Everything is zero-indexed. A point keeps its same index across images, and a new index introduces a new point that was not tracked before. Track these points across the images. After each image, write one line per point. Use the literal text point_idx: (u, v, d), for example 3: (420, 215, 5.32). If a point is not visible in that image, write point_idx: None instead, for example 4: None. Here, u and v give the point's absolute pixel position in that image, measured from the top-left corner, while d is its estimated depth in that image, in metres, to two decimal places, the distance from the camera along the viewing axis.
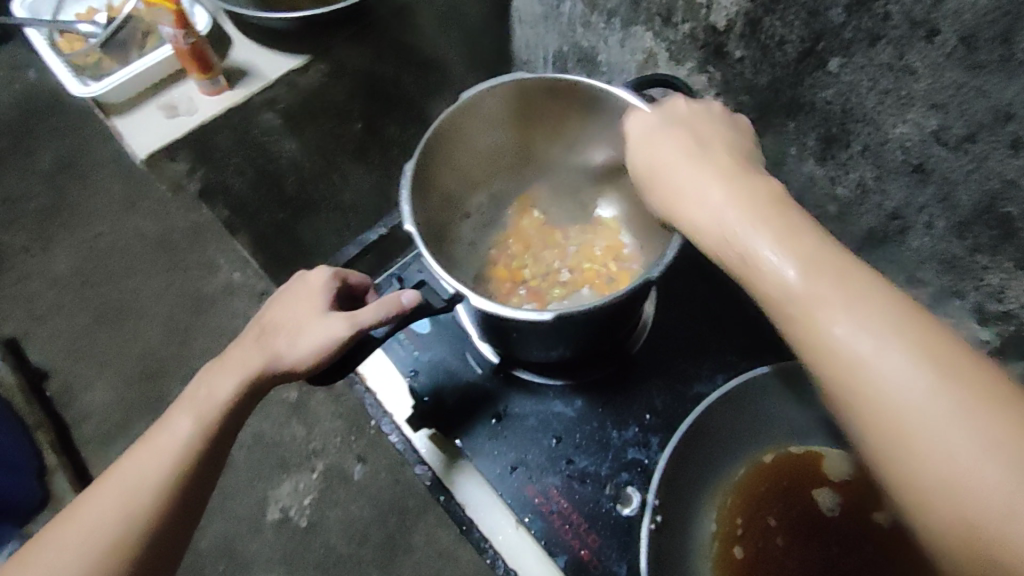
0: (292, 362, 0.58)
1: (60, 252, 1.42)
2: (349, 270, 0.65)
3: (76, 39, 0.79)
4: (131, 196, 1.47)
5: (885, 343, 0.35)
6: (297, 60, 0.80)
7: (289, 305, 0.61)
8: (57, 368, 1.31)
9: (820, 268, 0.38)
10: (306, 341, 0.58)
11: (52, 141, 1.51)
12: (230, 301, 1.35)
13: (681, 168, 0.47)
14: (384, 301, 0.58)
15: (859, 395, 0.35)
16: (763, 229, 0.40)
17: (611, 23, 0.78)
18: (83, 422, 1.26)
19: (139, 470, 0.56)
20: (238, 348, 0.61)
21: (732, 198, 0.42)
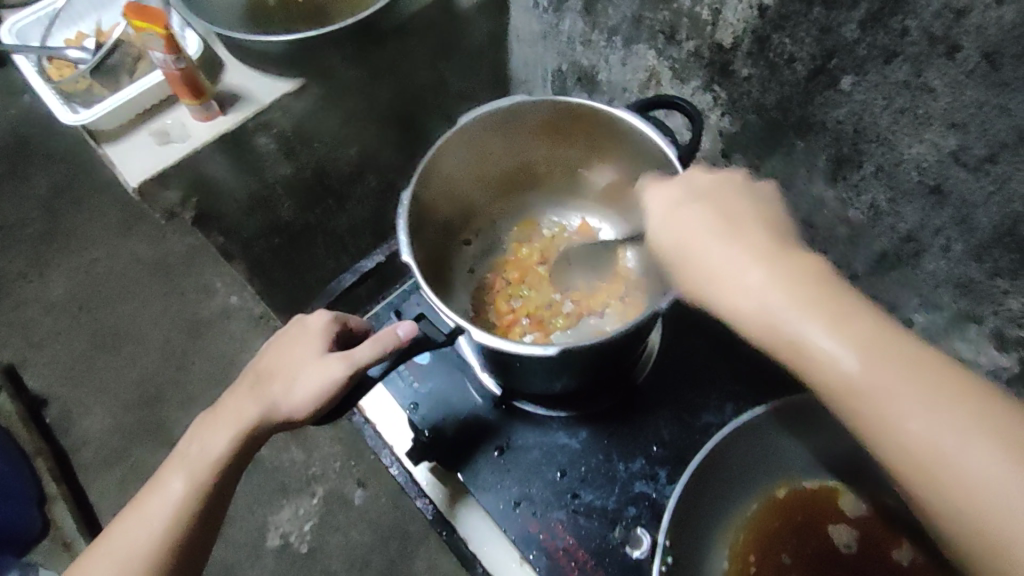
0: (295, 412, 0.57)
1: (58, 277, 1.40)
2: (350, 315, 0.63)
3: (64, 65, 0.77)
4: (126, 220, 1.45)
5: (955, 428, 0.35)
6: (291, 83, 0.76)
7: (285, 350, 0.59)
8: (55, 395, 1.29)
9: (876, 354, 0.38)
10: (306, 388, 0.56)
11: (49, 166, 1.50)
12: (228, 325, 1.34)
13: (711, 238, 0.45)
14: (381, 338, 0.56)
15: (936, 481, 0.36)
16: (812, 311, 0.40)
17: (612, 41, 0.76)
18: (80, 449, 1.24)
19: (135, 537, 0.56)
20: (231, 398, 0.60)
21: (773, 279, 0.41)
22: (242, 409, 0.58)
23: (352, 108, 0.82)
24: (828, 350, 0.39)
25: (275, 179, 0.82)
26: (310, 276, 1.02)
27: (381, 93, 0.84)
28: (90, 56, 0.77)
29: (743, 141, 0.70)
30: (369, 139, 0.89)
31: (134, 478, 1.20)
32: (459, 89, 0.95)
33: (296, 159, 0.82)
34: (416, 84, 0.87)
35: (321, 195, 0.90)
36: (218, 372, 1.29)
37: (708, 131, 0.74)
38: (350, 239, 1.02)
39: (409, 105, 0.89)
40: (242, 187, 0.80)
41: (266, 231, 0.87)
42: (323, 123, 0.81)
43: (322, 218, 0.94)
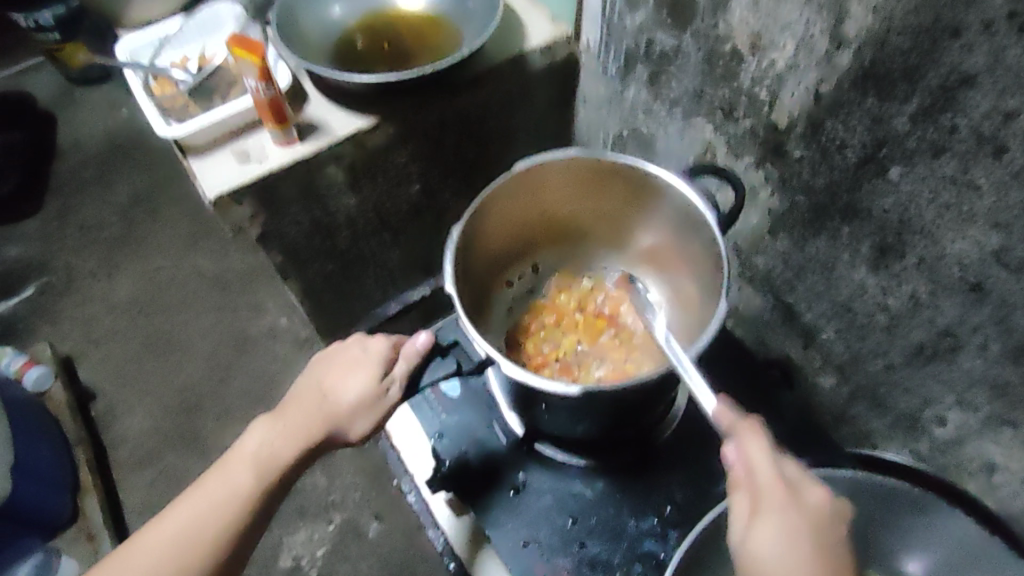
0: (350, 427, 0.62)
1: (125, 280, 1.48)
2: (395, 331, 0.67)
3: (167, 83, 0.84)
4: (194, 234, 1.54)
5: None
6: (363, 120, 0.82)
7: (331, 365, 0.64)
8: (103, 391, 1.35)
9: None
10: (358, 405, 0.61)
11: (132, 177, 1.59)
12: (272, 344, 1.39)
13: (772, 497, 0.47)
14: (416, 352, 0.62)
15: None
16: (773, 525, 0.47)
17: (671, 112, 0.80)
18: (117, 446, 1.29)
19: (196, 522, 0.60)
20: (294, 406, 0.63)
21: (755, 486, 0.48)
22: (297, 419, 0.63)
23: (418, 151, 0.88)
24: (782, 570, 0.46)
25: (338, 208, 0.88)
26: (358, 305, 1.06)
27: (447, 138, 0.90)
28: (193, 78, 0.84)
29: (789, 220, 0.71)
30: (430, 181, 0.94)
31: (162, 480, 1.25)
32: (522, 145, 1.00)
33: (359, 192, 0.88)
34: (480, 134, 0.93)
35: (378, 230, 0.95)
36: (258, 390, 1.34)
37: (756, 208, 0.76)
38: (401, 274, 1.06)
39: (472, 153, 0.95)
40: (307, 213, 0.85)
41: (322, 256, 0.92)
42: (389, 161, 0.87)
43: (376, 251, 0.99)
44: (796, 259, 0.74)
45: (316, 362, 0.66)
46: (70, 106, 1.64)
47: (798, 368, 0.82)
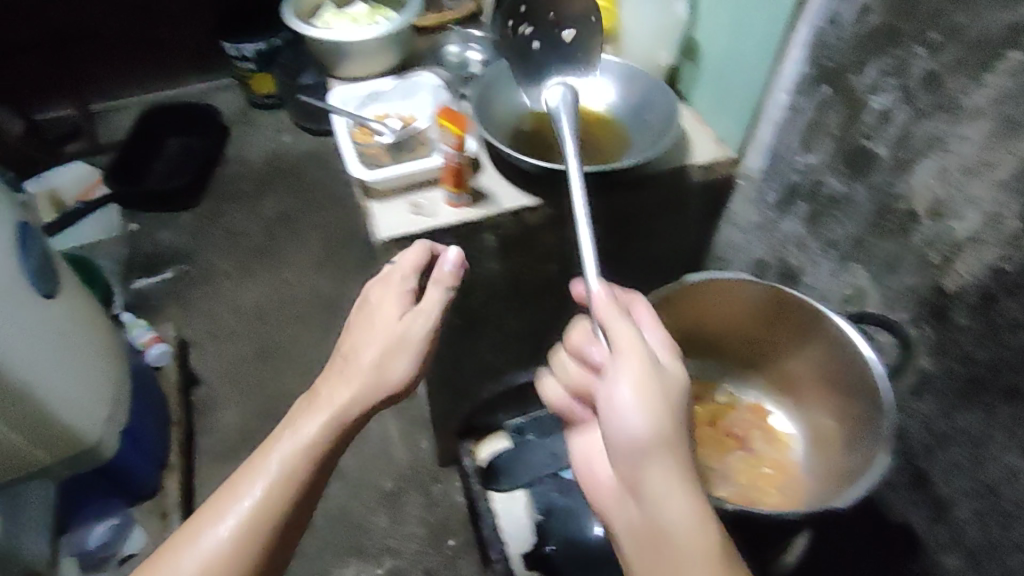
0: (396, 376, 0.69)
1: (254, 286, 1.58)
2: (415, 260, 0.75)
3: (367, 132, 0.92)
4: (322, 259, 1.62)
5: (696, 522, 0.46)
6: (531, 200, 0.88)
7: (363, 331, 0.72)
8: (207, 381, 1.43)
9: (661, 423, 0.47)
10: (401, 352, 0.70)
11: (282, 196, 1.71)
12: None
13: (618, 347, 0.51)
14: (442, 283, 0.73)
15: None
16: (638, 380, 0.49)
17: (827, 252, 0.82)
18: (205, 437, 1.35)
19: (247, 505, 0.62)
20: (327, 385, 0.69)
21: (627, 358, 0.50)
22: (336, 390, 0.69)
23: (569, 237, 0.94)
24: (638, 418, 0.47)
25: (481, 272, 0.93)
26: (470, 364, 1.09)
27: (597, 233, 0.95)
28: (389, 132, 0.91)
29: (939, 386, 0.70)
30: (569, 266, 0.99)
31: None
32: (663, 253, 1.04)
33: (507, 259, 0.93)
34: (628, 233, 0.97)
35: (509, 296, 0.99)
36: None
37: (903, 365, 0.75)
38: (516, 343, 1.10)
39: (616, 248, 0.99)
40: None
41: (453, 310, 0.97)
42: (540, 241, 0.93)
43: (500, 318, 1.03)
44: (940, 426, 0.72)
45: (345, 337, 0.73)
46: (242, 122, 1.81)
47: (920, 541, 0.78)
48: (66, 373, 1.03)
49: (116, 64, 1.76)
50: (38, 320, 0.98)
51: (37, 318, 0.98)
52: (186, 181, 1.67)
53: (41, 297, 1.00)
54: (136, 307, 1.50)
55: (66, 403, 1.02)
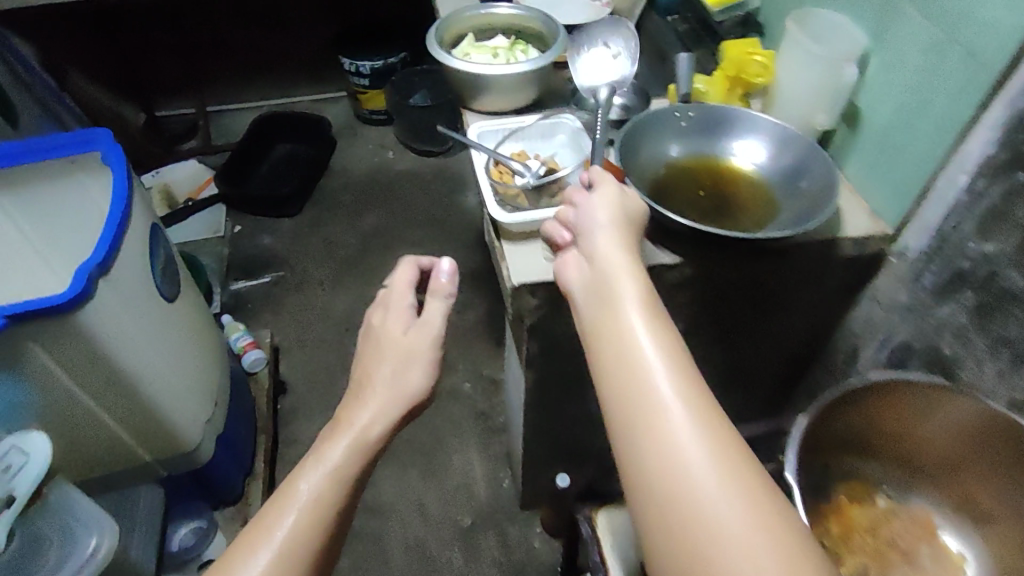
0: (412, 387, 0.75)
1: (344, 297, 1.55)
2: (406, 283, 0.86)
3: (506, 172, 0.90)
4: None
5: (643, 300, 0.55)
6: (670, 258, 0.84)
7: (375, 357, 0.79)
8: (295, 390, 1.42)
9: (622, 235, 0.62)
10: (414, 364, 0.77)
11: (381, 211, 1.68)
12: (452, 408, 1.41)
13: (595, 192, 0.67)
14: (438, 295, 0.83)
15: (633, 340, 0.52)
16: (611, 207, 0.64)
17: (995, 350, 0.76)
18: (289, 447, 1.34)
19: (280, 534, 0.59)
20: (350, 405, 0.73)
21: (608, 199, 0.65)
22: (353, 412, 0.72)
23: (702, 297, 0.90)
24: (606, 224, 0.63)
25: None
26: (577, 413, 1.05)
27: (733, 296, 0.91)
28: (528, 173, 0.89)
29: None
30: (695, 325, 0.95)
31: None
32: (794, 325, 0.99)
33: None
34: (763, 300, 0.93)
35: None
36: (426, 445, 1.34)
37: None
38: None
39: (747, 314, 0.95)
40: None
41: (571, 357, 0.93)
42: (672, 298, 0.89)
43: None
44: None
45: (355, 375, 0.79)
46: (348, 134, 1.82)
47: None
48: (178, 382, 1.03)
49: (236, 67, 1.80)
50: (153, 328, 0.97)
51: (150, 326, 0.96)
52: (293, 188, 1.66)
53: (161, 303, 0.99)
54: (233, 310, 1.51)
55: (170, 411, 1.01)
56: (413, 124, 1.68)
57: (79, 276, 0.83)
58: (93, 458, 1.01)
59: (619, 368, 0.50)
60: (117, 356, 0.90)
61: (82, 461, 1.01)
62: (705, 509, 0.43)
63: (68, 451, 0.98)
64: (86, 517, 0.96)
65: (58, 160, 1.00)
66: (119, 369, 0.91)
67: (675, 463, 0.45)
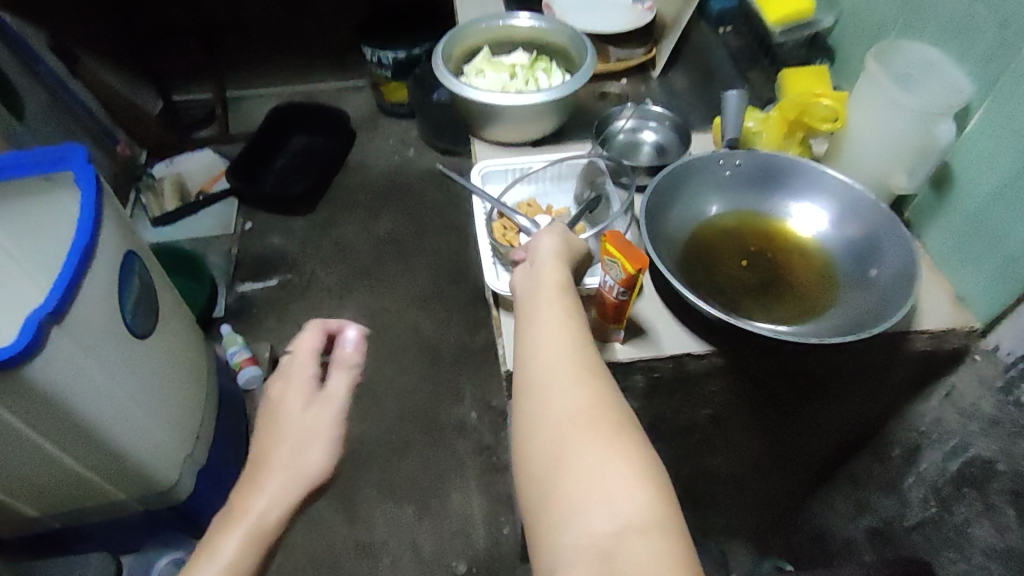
0: (310, 469, 0.63)
1: (352, 307, 1.42)
2: (305, 340, 0.72)
3: (509, 227, 0.76)
4: (429, 292, 1.45)
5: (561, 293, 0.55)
6: (698, 345, 0.71)
7: (271, 431, 0.66)
8: None
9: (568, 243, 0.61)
10: (311, 445, 0.65)
11: (397, 214, 1.56)
12: (456, 441, 1.27)
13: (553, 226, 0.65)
14: (343, 367, 0.70)
15: (539, 329, 0.53)
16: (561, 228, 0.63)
17: None
18: None
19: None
20: (241, 495, 0.63)
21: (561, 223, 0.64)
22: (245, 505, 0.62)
23: (736, 387, 0.76)
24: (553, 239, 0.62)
25: None
26: None
27: (772, 386, 0.76)
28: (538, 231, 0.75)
29: None
30: (725, 412, 0.81)
31: (304, 528, 1.17)
32: (842, 416, 0.84)
33: (652, 398, 0.77)
34: (809, 391, 0.78)
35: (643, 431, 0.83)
36: (426, 481, 1.23)
37: None
38: None
39: (789, 402, 0.80)
40: None
41: None
42: (700, 386, 0.76)
43: None
44: None
45: (249, 458, 0.67)
46: (369, 129, 1.70)
47: None
48: (155, 425, 0.95)
49: (256, 51, 1.69)
50: (123, 366, 0.88)
51: (121, 365, 0.87)
52: (307, 187, 1.54)
53: (131, 341, 0.90)
54: (237, 313, 1.39)
55: (144, 453, 0.93)
56: (435, 120, 1.54)
57: (29, 324, 0.73)
58: (62, 498, 0.93)
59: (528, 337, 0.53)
60: (80, 405, 0.80)
61: (50, 502, 0.93)
62: (569, 461, 0.44)
63: (30, 495, 0.90)
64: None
65: (30, 177, 0.87)
66: (87, 425, 0.82)
67: (553, 433, 0.46)
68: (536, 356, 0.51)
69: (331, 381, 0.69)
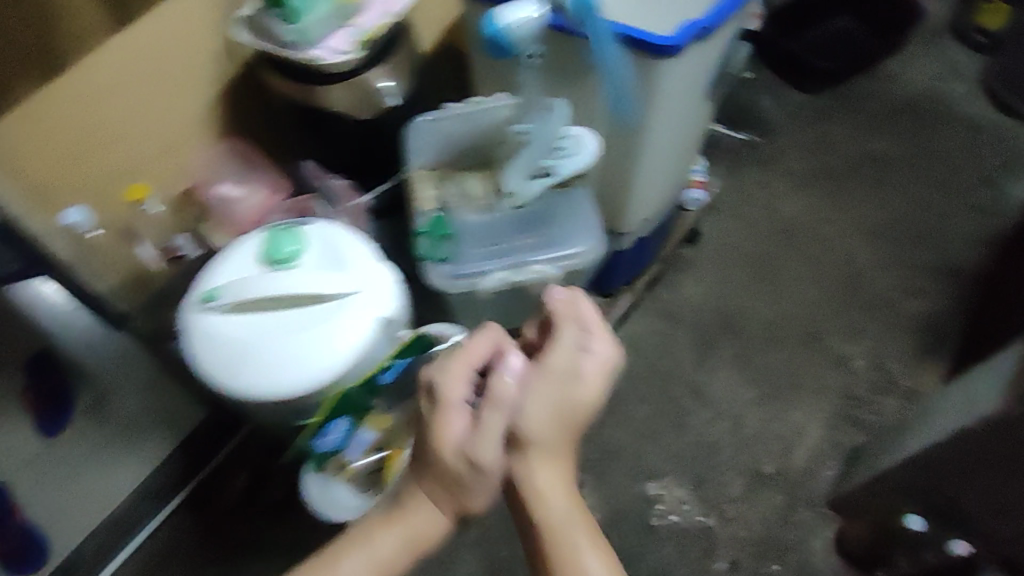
0: (461, 438, 0.65)
1: (800, 200, 1.42)
2: (480, 340, 0.71)
3: None
4: (881, 230, 1.37)
5: (556, 490, 0.68)
6: None
7: (421, 470, 0.67)
8: (705, 246, 1.37)
9: (556, 441, 0.69)
10: (474, 470, 0.65)
11: (895, 140, 1.48)
12: (828, 369, 1.25)
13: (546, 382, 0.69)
14: (499, 405, 0.66)
15: (554, 526, 0.66)
16: (546, 396, 0.68)
17: None
18: (668, 289, 1.33)
19: None
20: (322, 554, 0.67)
21: (533, 403, 0.68)
22: (430, 531, 0.67)
23: None
24: (520, 406, 0.68)
25: None
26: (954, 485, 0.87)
27: None
28: None
29: None
30: None
31: (662, 343, 1.28)
32: None
33: None
34: None
35: None
36: (783, 379, 1.24)
37: None
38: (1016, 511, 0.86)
39: None
40: None
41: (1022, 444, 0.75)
42: None
43: None
44: None
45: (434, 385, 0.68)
46: (912, 52, 1.59)
47: None
48: (656, 176, 1.05)
49: None
50: (681, 89, 0.91)
51: (681, 99, 0.92)
52: (836, 64, 1.51)
53: (696, 98, 0.98)
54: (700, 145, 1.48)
55: (637, 191, 1.04)
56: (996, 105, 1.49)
57: (686, 29, 0.81)
58: None
59: (560, 517, 0.67)
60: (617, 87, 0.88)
61: None
62: None
63: None
64: (578, 222, 0.86)
65: None
66: (636, 135, 0.94)
67: None
68: (569, 541, 0.66)
69: (483, 349, 0.70)
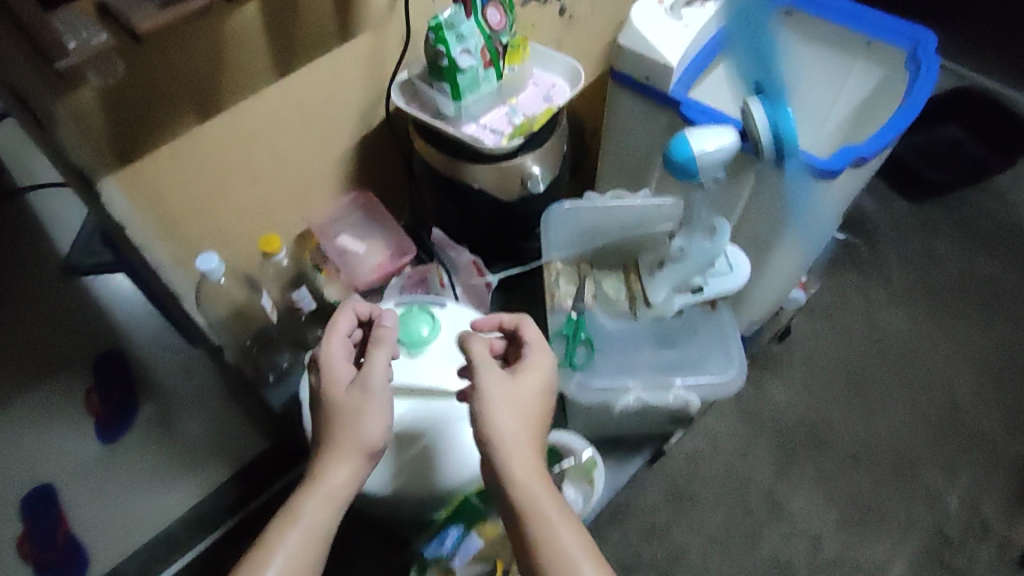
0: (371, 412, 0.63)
1: (904, 315, 1.36)
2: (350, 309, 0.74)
3: None
4: (988, 362, 1.32)
5: (527, 456, 0.61)
6: None
7: (324, 442, 0.62)
8: (797, 347, 1.32)
9: (528, 405, 0.64)
10: (373, 406, 0.63)
11: (1007, 268, 1.42)
12: (920, 503, 1.18)
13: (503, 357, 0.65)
14: (385, 342, 0.67)
15: (527, 488, 0.59)
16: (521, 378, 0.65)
17: None
18: (756, 387, 1.28)
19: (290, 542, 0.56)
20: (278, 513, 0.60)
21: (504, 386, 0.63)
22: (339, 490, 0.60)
23: None
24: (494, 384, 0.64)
25: None
26: None
27: None
28: None
29: None
30: None
31: (745, 444, 1.23)
32: None
33: None
34: None
35: None
36: (870, 504, 1.18)
37: None
38: None
39: None
40: None
41: None
42: None
43: None
44: None
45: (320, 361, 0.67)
46: None
47: None
48: (780, 285, 1.03)
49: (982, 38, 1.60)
50: (826, 212, 0.88)
51: (827, 217, 0.90)
52: (950, 177, 1.50)
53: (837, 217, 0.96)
54: None
55: (758, 297, 1.02)
56: None
57: (848, 152, 0.79)
58: None
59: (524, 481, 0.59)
60: (756, 201, 0.88)
61: None
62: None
63: None
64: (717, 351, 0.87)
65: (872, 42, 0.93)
66: (774, 245, 0.92)
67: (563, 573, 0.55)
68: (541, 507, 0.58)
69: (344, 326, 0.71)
